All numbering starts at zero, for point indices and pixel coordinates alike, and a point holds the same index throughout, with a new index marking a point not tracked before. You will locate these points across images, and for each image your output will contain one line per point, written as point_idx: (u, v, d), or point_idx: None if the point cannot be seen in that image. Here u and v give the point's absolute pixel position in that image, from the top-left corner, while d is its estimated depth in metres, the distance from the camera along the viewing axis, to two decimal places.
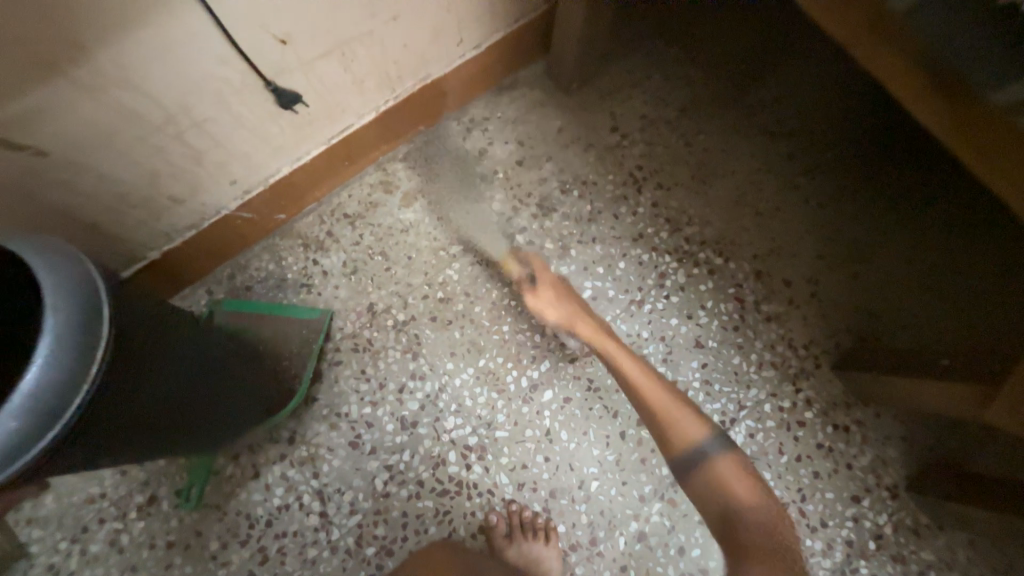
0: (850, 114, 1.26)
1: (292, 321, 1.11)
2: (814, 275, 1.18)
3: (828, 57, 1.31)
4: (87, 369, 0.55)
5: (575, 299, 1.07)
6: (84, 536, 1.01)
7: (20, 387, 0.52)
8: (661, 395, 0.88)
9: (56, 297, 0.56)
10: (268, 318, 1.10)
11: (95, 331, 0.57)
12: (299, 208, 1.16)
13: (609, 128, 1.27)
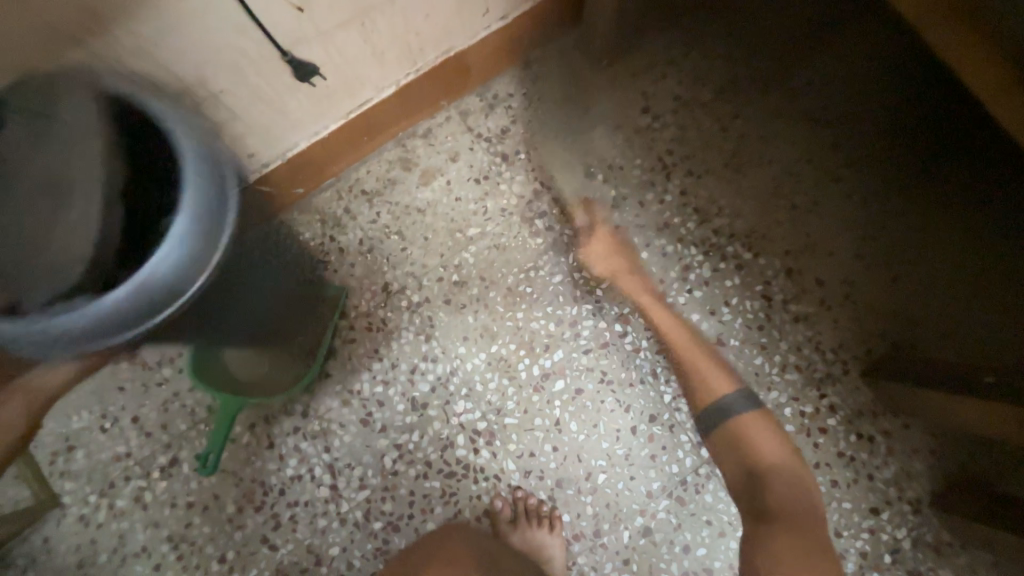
0: (905, 102, 1.16)
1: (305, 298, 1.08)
2: (850, 276, 1.11)
3: (888, 36, 1.19)
4: (214, 251, 0.54)
5: (628, 258, 1.11)
6: (111, 490, 1.06)
7: (147, 262, 0.51)
8: (693, 350, 0.99)
9: (195, 172, 0.54)
10: None
11: (223, 226, 0.55)
12: (317, 183, 1.15)
13: (640, 108, 1.20)
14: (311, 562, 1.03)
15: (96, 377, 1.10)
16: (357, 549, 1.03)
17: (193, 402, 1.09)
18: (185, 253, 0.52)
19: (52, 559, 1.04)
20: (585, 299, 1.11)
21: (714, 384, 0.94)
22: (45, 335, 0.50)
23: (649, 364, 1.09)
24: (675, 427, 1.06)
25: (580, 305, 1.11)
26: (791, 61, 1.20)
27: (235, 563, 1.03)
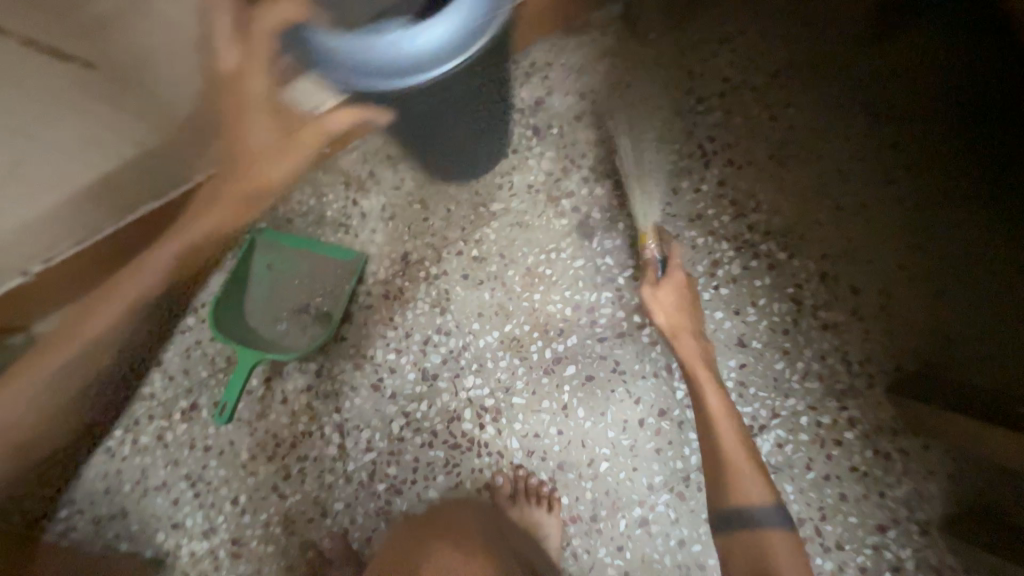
0: (979, 102, 1.06)
1: (329, 260, 1.13)
2: (890, 286, 1.04)
3: (971, 26, 1.08)
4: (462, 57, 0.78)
5: (692, 315, 1.00)
6: (136, 427, 1.12)
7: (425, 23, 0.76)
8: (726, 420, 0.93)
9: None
10: (306, 254, 1.13)
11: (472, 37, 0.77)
12: (342, 144, 1.13)
13: (685, 88, 1.12)
14: (317, 513, 1.08)
15: None
16: (360, 506, 1.07)
17: (214, 351, 1.13)
18: (438, 48, 0.76)
19: (82, 483, 1.12)
20: (605, 286, 1.09)
21: (749, 480, 0.89)
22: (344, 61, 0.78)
23: (664, 359, 1.06)
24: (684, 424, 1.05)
25: (599, 291, 1.09)
26: (856, 47, 1.10)
27: (247, 506, 1.09)
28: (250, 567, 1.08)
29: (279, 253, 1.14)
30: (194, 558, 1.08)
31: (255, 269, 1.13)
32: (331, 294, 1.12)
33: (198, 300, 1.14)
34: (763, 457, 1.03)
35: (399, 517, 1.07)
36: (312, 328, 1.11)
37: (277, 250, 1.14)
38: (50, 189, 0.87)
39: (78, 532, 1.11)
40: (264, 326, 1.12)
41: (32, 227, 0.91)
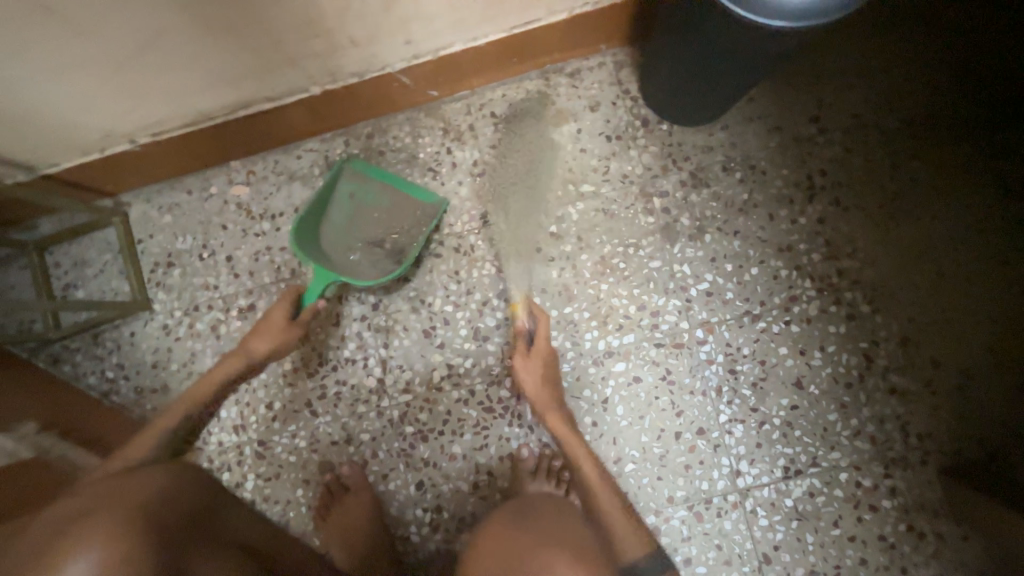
0: None
1: (413, 201, 1.12)
2: (971, 367, 1.00)
3: None
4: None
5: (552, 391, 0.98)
6: (194, 313, 1.16)
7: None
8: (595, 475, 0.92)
9: None
10: (390, 189, 1.11)
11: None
12: (452, 90, 1.13)
13: (809, 115, 1.08)
14: (342, 438, 1.11)
15: (206, 210, 1.18)
16: (385, 443, 1.10)
17: (281, 261, 1.16)
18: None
19: (132, 352, 1.17)
20: (675, 294, 1.07)
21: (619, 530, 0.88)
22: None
23: (717, 380, 1.04)
24: (719, 447, 1.03)
25: (668, 297, 1.07)
26: (1007, 113, 1.04)
27: (279, 414, 1.12)
28: (269, 471, 1.11)
29: (365, 183, 1.11)
30: (221, 449, 1.12)
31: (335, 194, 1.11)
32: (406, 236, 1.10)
33: (277, 208, 1.17)
34: (792, 502, 1.01)
35: (418, 463, 1.09)
36: (387, 266, 1.08)
37: (362, 180, 1.11)
38: (181, 67, 0.90)
39: (118, 397, 1.15)
40: (337, 253, 1.08)
41: (153, 91, 0.94)
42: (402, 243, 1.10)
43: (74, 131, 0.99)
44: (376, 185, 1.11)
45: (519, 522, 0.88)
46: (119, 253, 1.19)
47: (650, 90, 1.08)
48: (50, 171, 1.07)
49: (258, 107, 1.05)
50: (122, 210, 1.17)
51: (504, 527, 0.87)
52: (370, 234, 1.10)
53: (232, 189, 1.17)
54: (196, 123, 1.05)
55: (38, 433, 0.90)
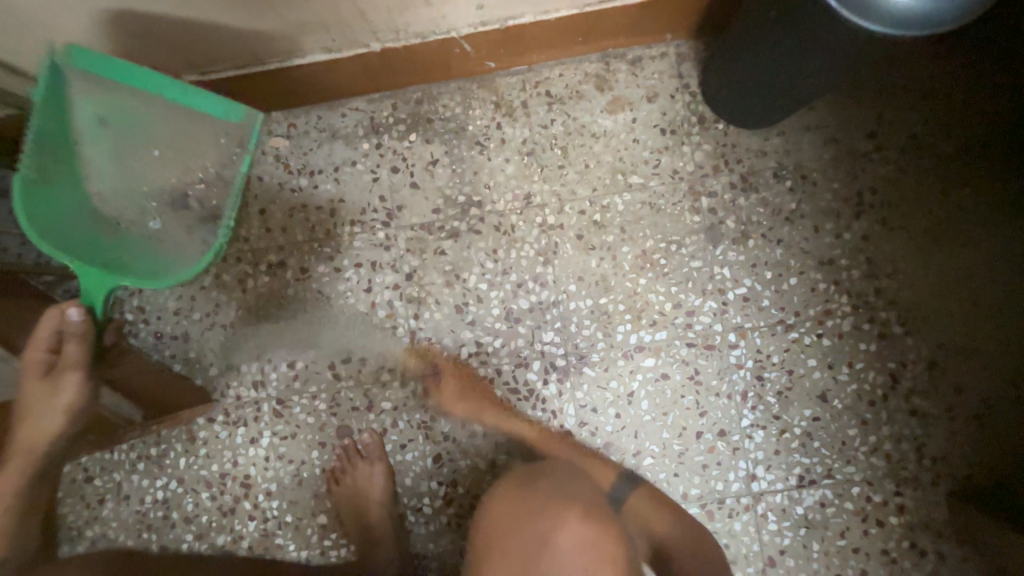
0: None
1: (196, 116, 0.93)
2: (992, 397, 1.02)
3: None
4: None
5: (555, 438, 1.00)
6: (221, 263, 1.13)
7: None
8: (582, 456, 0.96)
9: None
10: (143, 97, 0.90)
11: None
12: (509, 64, 1.10)
13: (866, 131, 1.07)
14: (363, 405, 1.10)
15: None
16: (406, 413, 1.09)
17: (316, 219, 1.13)
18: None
19: (154, 297, 1.14)
20: (712, 296, 1.07)
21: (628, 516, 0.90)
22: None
23: (744, 384, 1.05)
24: (738, 450, 1.05)
25: (705, 298, 1.07)
26: None
27: (301, 374, 1.11)
28: (286, 430, 1.10)
29: (112, 100, 0.90)
30: (238, 403, 1.11)
31: (84, 123, 0.90)
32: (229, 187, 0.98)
33: (317, 165, 1.13)
34: (802, 509, 1.03)
35: (437, 437, 1.09)
36: (193, 223, 0.98)
37: (104, 93, 0.88)
38: (250, 8, 0.86)
39: (137, 340, 1.13)
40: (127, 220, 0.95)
41: (214, 25, 0.90)
42: (209, 192, 0.98)
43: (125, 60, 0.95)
44: (131, 101, 0.91)
45: (532, 483, 0.86)
46: None
47: (711, 88, 1.06)
48: None
49: (314, 57, 1.01)
50: None
51: (516, 492, 0.85)
52: (160, 178, 0.98)
53: (270, 140, 1.14)
54: (249, 67, 1.01)
55: None
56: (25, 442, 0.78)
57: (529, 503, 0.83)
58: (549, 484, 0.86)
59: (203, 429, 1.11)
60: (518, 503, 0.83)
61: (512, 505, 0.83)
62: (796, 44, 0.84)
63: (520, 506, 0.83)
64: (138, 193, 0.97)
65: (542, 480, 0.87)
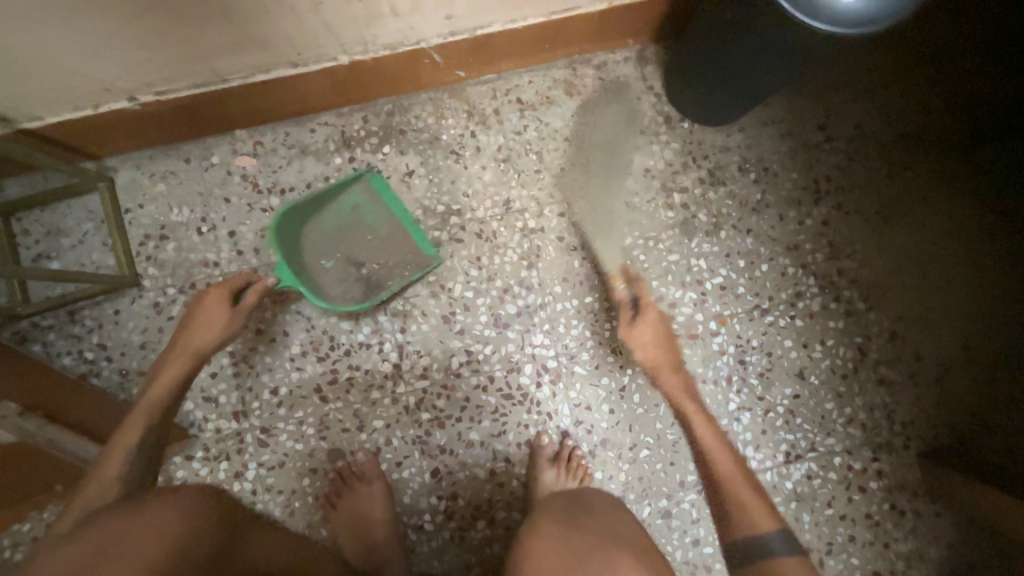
0: None
1: (412, 248, 1.07)
2: (948, 361, 1.10)
3: None
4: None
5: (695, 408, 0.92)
6: (191, 291, 1.08)
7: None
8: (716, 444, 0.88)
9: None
10: (394, 220, 1.07)
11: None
12: (479, 73, 1.11)
13: (817, 123, 1.15)
14: (354, 425, 1.07)
15: (207, 180, 1.10)
16: (399, 429, 1.07)
17: None
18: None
19: (116, 332, 1.07)
20: (691, 287, 1.11)
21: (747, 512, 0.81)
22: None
23: (728, 370, 1.10)
24: (728, 434, 1.08)
25: (685, 290, 1.11)
26: (989, 132, 1.15)
27: (286, 399, 1.07)
28: (273, 459, 1.05)
29: (373, 205, 1.07)
30: (219, 436, 1.05)
31: (338, 203, 1.07)
32: (396, 271, 1.07)
33: (287, 182, 1.10)
34: (791, 484, 1.08)
35: (434, 450, 1.07)
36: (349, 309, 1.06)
37: (376, 200, 1.07)
38: (204, 22, 0.82)
39: (99, 380, 1.05)
40: (310, 258, 1.05)
41: (170, 42, 0.85)
42: (376, 282, 1.07)
43: (70, 83, 0.89)
44: (384, 217, 1.07)
45: (574, 516, 0.76)
46: (104, 223, 1.08)
47: (675, 89, 1.10)
48: (31, 126, 0.96)
49: (280, 72, 0.98)
50: (108, 176, 1.07)
51: (559, 525, 0.75)
52: (354, 256, 1.07)
53: (236, 160, 1.10)
54: (207, 84, 0.97)
55: (20, 415, 0.81)
56: (195, 342, 0.87)
57: (579, 534, 0.72)
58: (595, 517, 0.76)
59: (181, 468, 1.04)
60: (567, 536, 0.72)
61: (559, 536, 0.72)
62: (753, 42, 0.88)
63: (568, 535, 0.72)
64: (333, 250, 1.07)
65: (585, 511, 0.78)
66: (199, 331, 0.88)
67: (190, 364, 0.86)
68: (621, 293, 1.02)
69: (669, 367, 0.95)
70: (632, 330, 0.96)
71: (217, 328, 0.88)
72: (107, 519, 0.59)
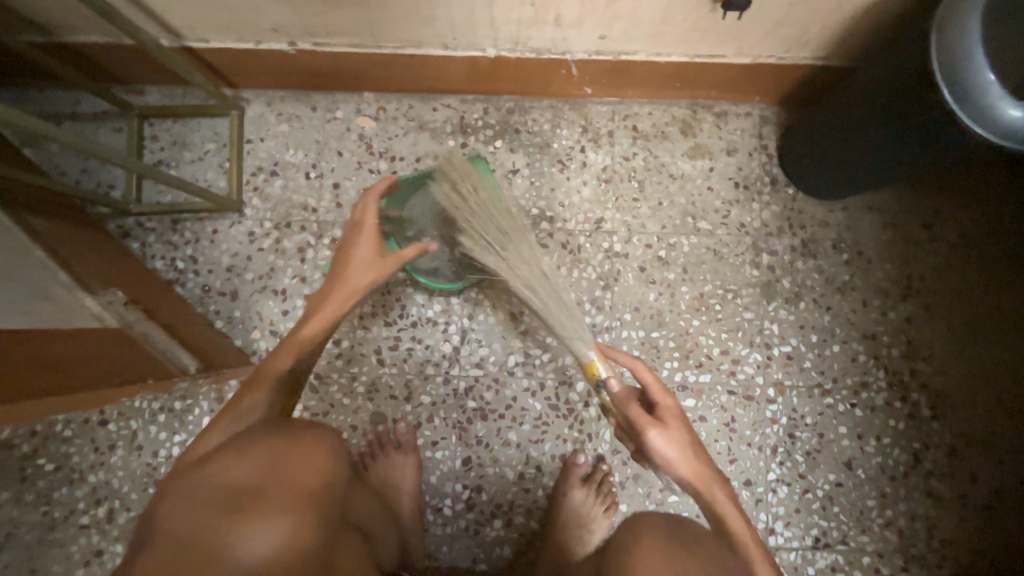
0: None
1: None
2: (1003, 491, 1.07)
3: None
4: (997, 107, 0.70)
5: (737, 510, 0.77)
6: (285, 229, 1.13)
7: (995, 103, 0.70)
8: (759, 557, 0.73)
9: (1003, 107, 0.70)
10: None
11: (999, 111, 0.71)
12: (605, 93, 1.15)
13: (923, 221, 1.14)
14: (401, 395, 1.09)
15: (326, 131, 1.15)
16: (443, 410, 1.09)
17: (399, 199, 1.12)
18: (991, 107, 0.71)
19: (210, 250, 1.12)
20: (759, 349, 1.11)
21: None
22: (976, 81, 0.71)
23: (775, 439, 1.09)
24: (761, 502, 1.07)
25: (751, 349, 1.11)
26: None
27: (345, 353, 1.10)
28: (319, 407, 1.09)
29: None
30: None
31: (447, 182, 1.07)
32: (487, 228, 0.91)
33: (399, 152, 1.15)
34: (813, 570, 1.05)
35: (471, 440, 1.08)
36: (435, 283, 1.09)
37: None
38: None
39: (183, 289, 1.11)
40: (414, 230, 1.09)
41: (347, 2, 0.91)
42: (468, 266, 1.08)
43: (245, 17, 0.96)
44: None
45: (680, 539, 0.76)
46: (225, 147, 1.15)
47: (789, 154, 1.11)
48: (196, 46, 1.04)
49: (429, 50, 1.03)
50: (240, 106, 1.14)
51: (663, 540, 0.75)
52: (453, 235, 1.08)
53: (358, 119, 1.15)
54: (362, 47, 1.03)
55: (124, 305, 0.89)
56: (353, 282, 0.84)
57: (683, 552, 0.73)
58: (706, 547, 0.74)
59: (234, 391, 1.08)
60: (673, 553, 0.72)
61: (661, 548, 0.73)
62: (897, 134, 0.88)
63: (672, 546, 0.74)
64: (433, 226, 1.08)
65: (689, 538, 0.77)
66: (352, 270, 0.85)
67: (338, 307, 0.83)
68: (613, 385, 0.83)
69: (703, 474, 0.78)
70: (658, 434, 0.78)
71: (368, 265, 0.85)
72: (269, 439, 0.70)
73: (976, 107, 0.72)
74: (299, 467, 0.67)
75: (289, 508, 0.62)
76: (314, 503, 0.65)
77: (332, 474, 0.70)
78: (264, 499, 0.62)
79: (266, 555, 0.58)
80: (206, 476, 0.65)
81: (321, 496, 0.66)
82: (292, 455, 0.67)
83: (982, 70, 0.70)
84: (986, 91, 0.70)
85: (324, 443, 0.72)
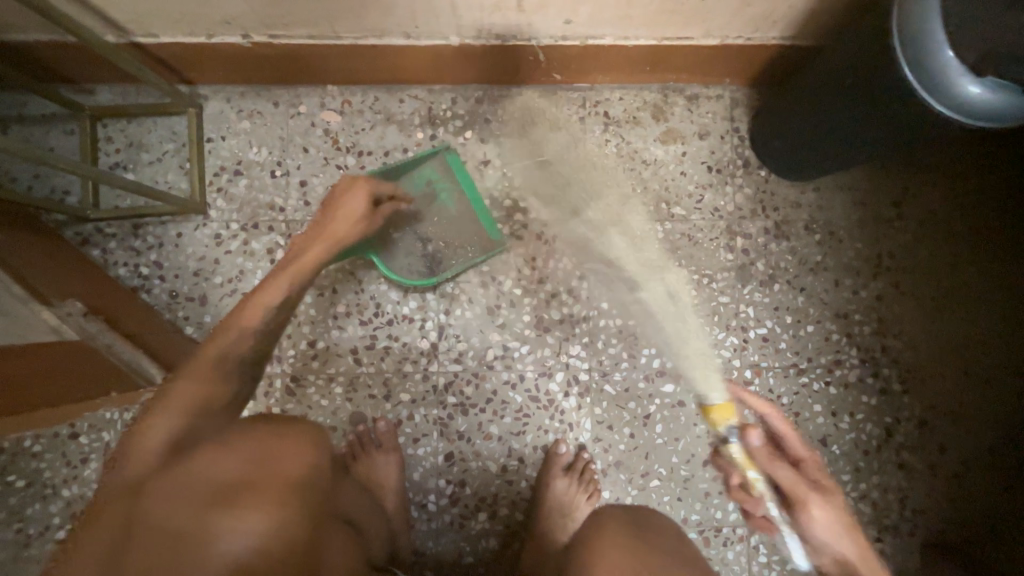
0: None
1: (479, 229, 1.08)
2: (970, 460, 1.10)
3: None
4: (960, 83, 0.70)
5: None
6: (252, 230, 1.10)
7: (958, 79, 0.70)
8: None
9: (965, 85, 0.70)
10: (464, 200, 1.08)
11: (961, 89, 0.71)
12: (574, 80, 1.13)
13: (892, 199, 1.15)
14: (380, 394, 1.09)
15: (290, 126, 1.12)
16: (423, 407, 1.09)
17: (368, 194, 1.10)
18: (953, 83, 0.71)
19: (175, 255, 1.09)
20: (734, 332, 1.12)
21: None
22: (935, 58, 0.71)
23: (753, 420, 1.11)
24: None
25: (727, 333, 1.12)
26: None
27: (320, 353, 1.09)
28: (297, 410, 1.07)
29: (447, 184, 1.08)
30: None
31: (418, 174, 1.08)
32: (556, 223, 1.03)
33: (366, 146, 1.12)
34: None
35: (453, 435, 1.08)
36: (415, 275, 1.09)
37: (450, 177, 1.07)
38: None
39: (149, 296, 1.08)
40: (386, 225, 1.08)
41: None
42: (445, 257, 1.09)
43: (193, 10, 0.92)
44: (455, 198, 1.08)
45: (642, 534, 0.77)
46: (184, 147, 1.11)
47: (759, 137, 1.11)
48: (146, 42, 0.99)
49: (391, 40, 1.00)
50: (198, 103, 1.10)
51: (626, 532, 0.77)
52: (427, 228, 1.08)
53: (322, 113, 1.12)
54: (321, 38, 1.00)
55: (84, 315, 0.86)
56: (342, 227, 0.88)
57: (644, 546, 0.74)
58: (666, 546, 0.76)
59: None
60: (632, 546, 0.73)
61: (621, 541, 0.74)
62: (864, 114, 0.88)
63: (633, 540, 0.75)
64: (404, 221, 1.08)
65: (650, 533, 0.78)
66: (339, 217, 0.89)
67: (328, 246, 0.86)
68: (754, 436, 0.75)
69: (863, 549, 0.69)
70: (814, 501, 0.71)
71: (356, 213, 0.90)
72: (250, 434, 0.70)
73: (939, 83, 0.72)
74: (281, 459, 0.68)
75: (275, 496, 0.63)
76: (300, 491, 0.66)
77: (317, 466, 0.71)
78: (251, 488, 0.63)
79: (250, 544, 0.59)
80: (186, 475, 0.63)
81: (308, 484, 0.68)
82: (275, 447, 0.69)
83: (937, 43, 0.70)
84: (947, 68, 0.70)
85: (307, 438, 0.74)
